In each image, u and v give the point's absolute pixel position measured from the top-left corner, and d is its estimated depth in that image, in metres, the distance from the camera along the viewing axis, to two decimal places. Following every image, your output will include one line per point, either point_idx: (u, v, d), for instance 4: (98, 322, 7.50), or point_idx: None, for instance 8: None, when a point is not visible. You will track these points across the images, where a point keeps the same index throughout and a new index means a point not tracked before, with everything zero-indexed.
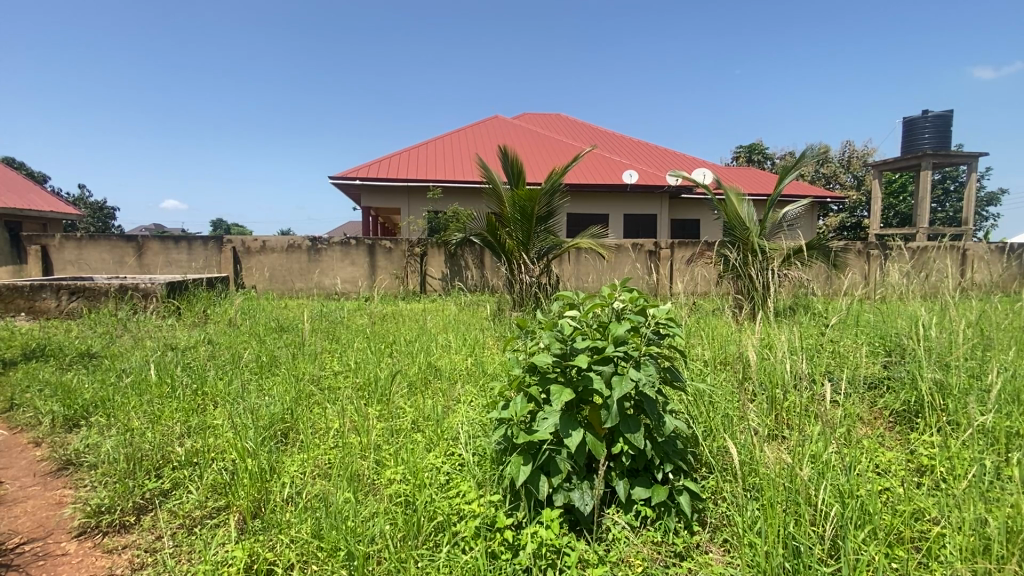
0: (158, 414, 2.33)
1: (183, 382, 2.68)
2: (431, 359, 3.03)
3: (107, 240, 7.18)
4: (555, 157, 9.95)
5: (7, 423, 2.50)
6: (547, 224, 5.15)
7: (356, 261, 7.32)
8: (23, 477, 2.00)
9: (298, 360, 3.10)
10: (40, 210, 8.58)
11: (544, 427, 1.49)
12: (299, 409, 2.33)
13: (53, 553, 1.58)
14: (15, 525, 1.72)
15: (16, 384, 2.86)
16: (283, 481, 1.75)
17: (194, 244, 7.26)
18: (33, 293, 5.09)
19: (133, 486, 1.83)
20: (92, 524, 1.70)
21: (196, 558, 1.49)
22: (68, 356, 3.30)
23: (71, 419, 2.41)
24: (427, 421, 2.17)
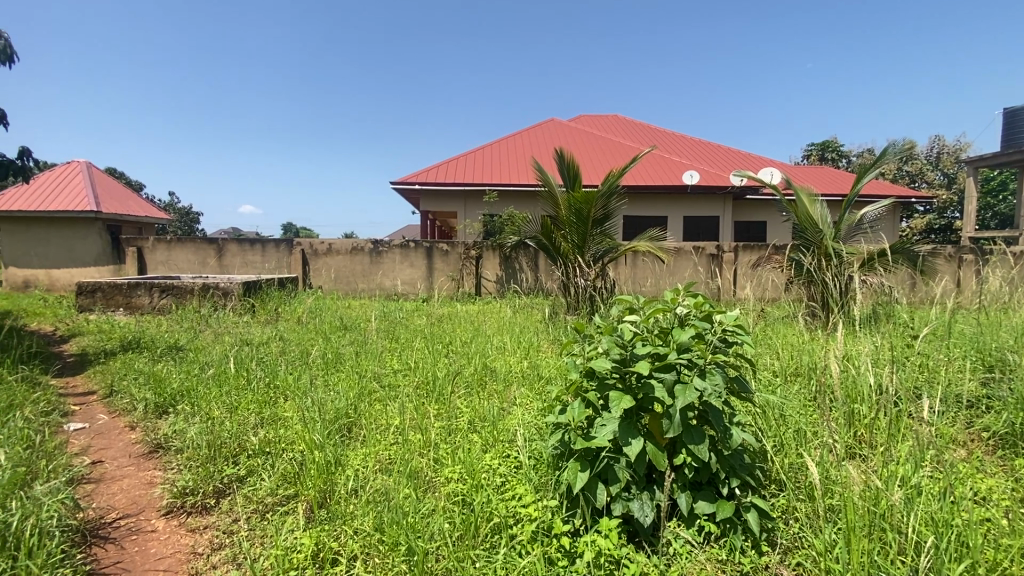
0: (237, 404, 2.50)
1: (257, 375, 2.85)
2: (487, 362, 3.05)
3: (192, 242, 7.81)
4: (612, 158, 9.80)
5: (108, 407, 2.76)
6: (603, 226, 5.08)
7: (414, 263, 7.53)
8: (121, 457, 2.21)
9: (361, 358, 3.23)
10: (137, 215, 9.45)
11: (602, 434, 1.47)
12: (362, 405, 2.43)
13: (144, 530, 1.72)
14: (114, 501, 1.89)
15: (117, 372, 3.16)
16: (346, 474, 1.81)
17: (267, 246, 7.74)
18: (130, 291, 5.61)
19: (214, 471, 1.97)
20: (178, 504, 1.85)
21: (268, 543, 1.57)
22: (159, 348, 3.60)
23: (160, 406, 2.62)
24: (483, 422, 2.17)
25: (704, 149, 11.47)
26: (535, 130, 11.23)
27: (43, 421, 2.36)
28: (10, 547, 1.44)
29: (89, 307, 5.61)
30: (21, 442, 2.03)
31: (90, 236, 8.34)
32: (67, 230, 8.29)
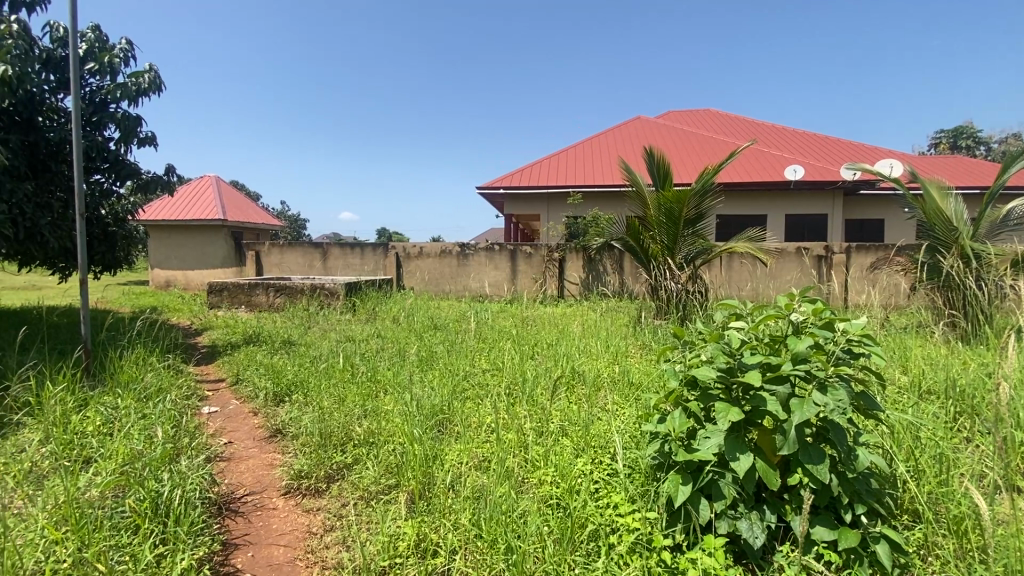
0: (343, 396, 2.69)
1: (360, 370, 3.05)
2: (575, 364, 3.02)
3: (301, 246, 8.56)
4: (704, 156, 9.33)
5: (236, 394, 3.10)
6: (696, 227, 4.85)
7: (499, 266, 7.68)
8: (247, 439, 2.46)
9: (452, 357, 3.34)
10: (256, 222, 10.54)
11: (706, 447, 1.39)
12: (456, 402, 2.50)
13: (266, 506, 1.91)
14: (243, 478, 2.12)
15: (242, 363, 3.54)
16: (443, 469, 1.88)
17: (365, 249, 8.28)
18: (250, 290, 6.26)
19: (325, 458, 2.14)
20: (295, 485, 2.02)
21: (373, 529, 1.67)
22: (276, 342, 3.99)
23: (278, 395, 2.89)
24: (575, 426, 2.15)
25: (808, 142, 10.55)
26: (621, 129, 10.99)
27: (186, 403, 2.70)
28: (164, 512, 1.66)
29: (217, 304, 6.35)
30: (170, 421, 2.34)
31: (217, 242, 9.43)
32: (199, 237, 9.43)
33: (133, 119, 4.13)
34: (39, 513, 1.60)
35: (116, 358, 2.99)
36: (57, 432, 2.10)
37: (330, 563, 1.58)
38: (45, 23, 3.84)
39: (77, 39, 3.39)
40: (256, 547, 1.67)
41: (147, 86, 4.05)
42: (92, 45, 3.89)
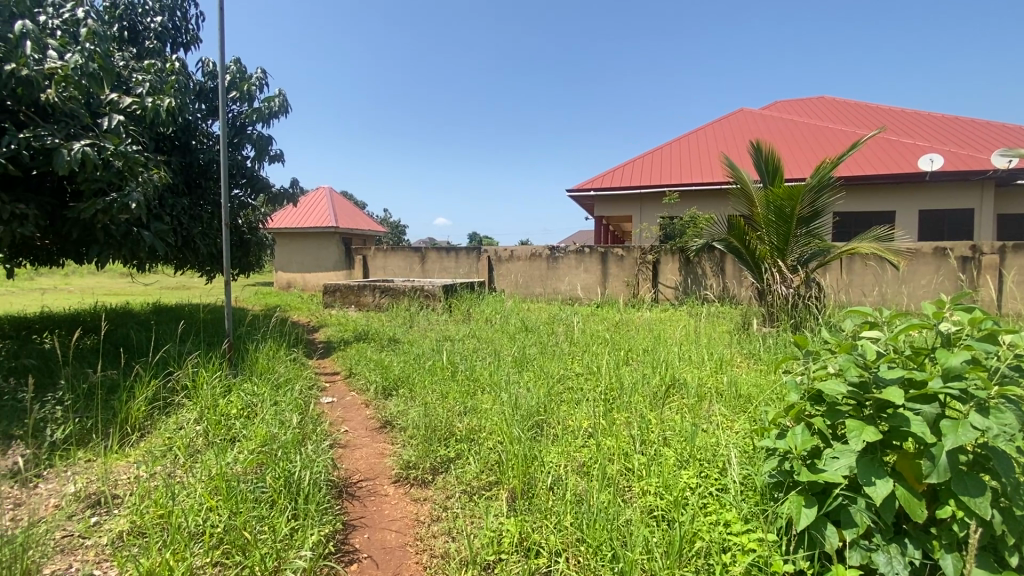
0: (445, 393, 2.82)
1: (460, 369, 3.17)
2: (674, 371, 2.90)
3: (402, 250, 9.12)
4: (818, 148, 8.52)
5: (349, 386, 3.38)
6: (810, 226, 4.44)
7: (590, 269, 7.58)
8: (361, 428, 2.67)
9: (546, 358, 3.36)
10: (362, 228, 11.39)
11: (834, 468, 1.27)
12: (553, 404, 2.51)
13: (379, 493, 2.06)
14: (358, 464, 2.30)
15: (354, 357, 3.85)
16: (542, 470, 1.90)
17: (460, 253, 8.61)
18: (359, 291, 6.78)
19: (430, 451, 2.25)
20: (404, 475, 2.16)
21: (477, 523, 1.73)
22: (382, 340, 4.29)
23: (386, 389, 3.10)
24: (678, 435, 2.06)
25: (949, 127, 9.23)
26: (722, 123, 10.38)
27: (310, 393, 2.99)
28: (294, 490, 1.85)
29: (331, 304, 6.96)
30: (297, 408, 2.60)
31: (330, 247, 10.32)
32: (314, 242, 10.39)
33: (265, 139, 4.66)
34: (198, 482, 1.86)
35: (252, 351, 3.39)
36: (209, 413, 2.44)
37: (437, 552, 1.66)
38: (198, 60, 4.46)
39: (223, 71, 3.91)
40: (371, 530, 1.80)
41: (277, 108, 4.55)
42: (234, 75, 4.45)
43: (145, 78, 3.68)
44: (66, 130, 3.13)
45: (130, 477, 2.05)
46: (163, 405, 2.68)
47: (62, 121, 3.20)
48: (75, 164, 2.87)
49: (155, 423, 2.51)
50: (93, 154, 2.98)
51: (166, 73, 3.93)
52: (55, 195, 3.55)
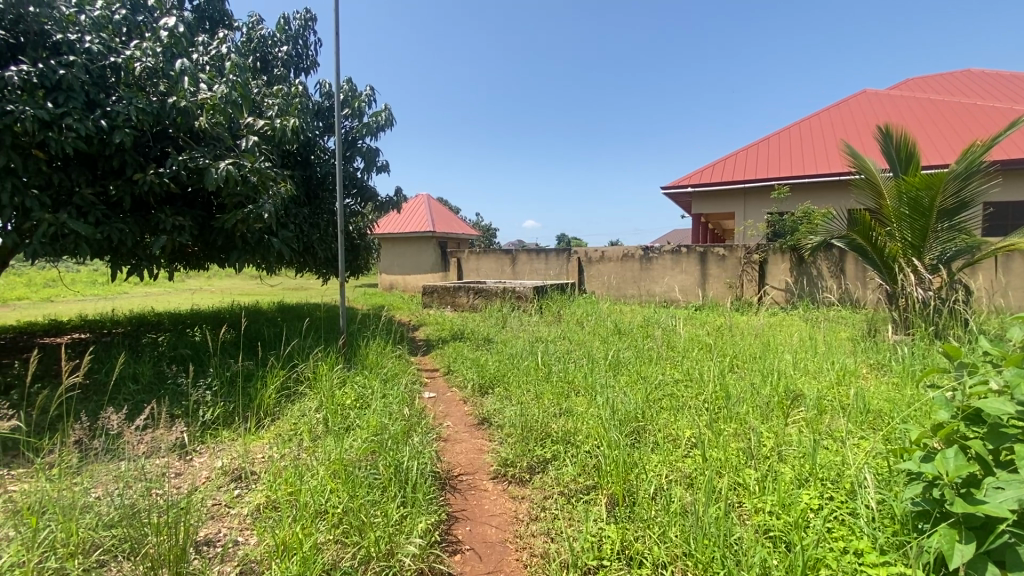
0: (541, 393, 2.84)
1: (555, 370, 3.18)
2: (787, 381, 2.67)
3: (494, 253, 9.37)
4: (963, 129, 7.38)
5: (448, 383, 3.53)
6: (954, 219, 3.87)
7: (687, 269, 7.23)
8: (460, 424, 2.78)
9: (643, 363, 3.26)
10: (456, 232, 11.84)
11: (997, 501, 1.09)
12: (653, 411, 2.43)
13: (479, 488, 2.12)
14: (458, 458, 2.39)
15: (451, 355, 4.01)
16: (643, 477, 1.84)
17: (550, 255, 8.64)
18: (454, 292, 7.06)
19: (528, 450, 2.28)
20: (502, 472, 2.21)
21: (576, 526, 1.73)
22: (477, 339, 4.42)
23: (483, 387, 3.20)
24: (795, 452, 1.89)
25: None
26: (840, 107, 9.38)
27: (413, 387, 3.17)
28: (403, 478, 1.98)
29: (429, 304, 7.32)
30: (402, 401, 2.76)
31: (427, 250, 10.87)
32: (414, 246, 11.00)
33: (373, 151, 5.03)
34: (320, 465, 2.05)
35: (361, 348, 3.66)
36: (327, 403, 2.68)
37: (537, 551, 1.68)
38: (317, 82, 4.93)
39: (338, 91, 4.28)
40: (472, 523, 1.87)
41: (383, 122, 4.88)
42: (347, 94, 4.86)
43: (274, 102, 4.14)
44: (214, 152, 3.61)
45: (265, 456, 2.31)
46: (288, 393, 2.99)
47: (210, 144, 3.69)
48: (221, 180, 3.31)
49: (282, 409, 2.81)
50: (235, 171, 3.41)
51: (290, 96, 4.39)
52: (205, 209, 4.11)
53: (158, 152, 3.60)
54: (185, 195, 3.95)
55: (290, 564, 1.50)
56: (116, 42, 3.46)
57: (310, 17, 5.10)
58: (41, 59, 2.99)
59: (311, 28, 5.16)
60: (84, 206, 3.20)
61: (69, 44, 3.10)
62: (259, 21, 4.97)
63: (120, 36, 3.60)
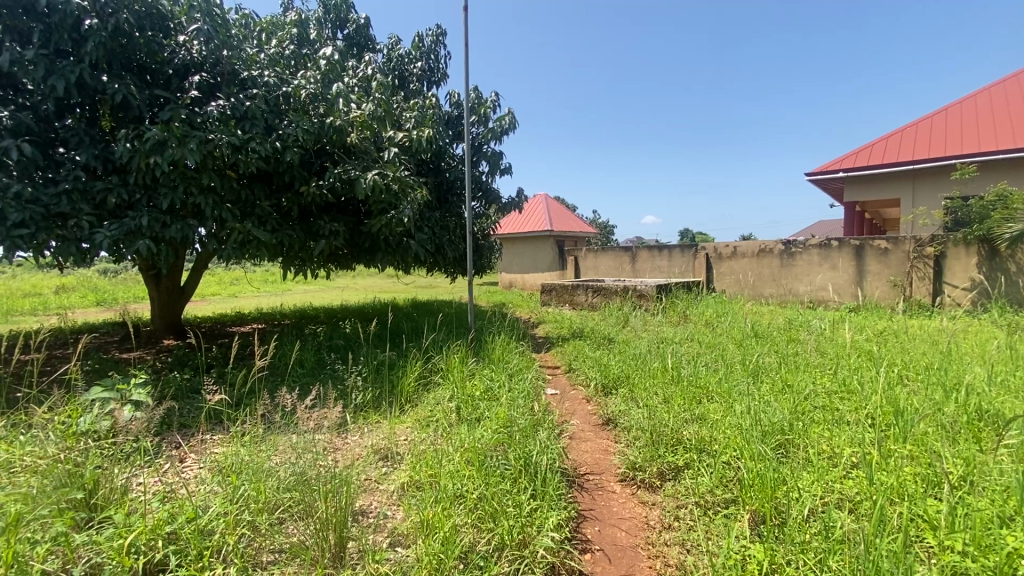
0: (671, 396, 2.72)
1: (683, 373, 3.00)
2: (978, 398, 2.23)
3: (613, 250, 9.18)
4: None
5: (571, 380, 3.55)
6: None
7: (837, 266, 6.40)
8: (585, 422, 2.78)
9: (786, 369, 2.96)
10: (574, 229, 11.81)
11: None
12: (803, 423, 2.18)
13: (607, 488, 2.10)
14: (585, 457, 2.39)
15: (572, 353, 4.02)
16: (793, 495, 1.67)
17: (675, 251, 8.23)
18: (573, 290, 7.05)
19: (658, 455, 2.20)
20: (631, 475, 2.16)
21: (716, 540, 1.63)
22: (598, 338, 4.37)
23: (606, 387, 3.15)
24: (995, 485, 1.57)
25: None
26: None
27: (537, 382, 3.24)
28: (533, 472, 2.03)
29: (549, 302, 7.41)
30: (528, 396, 2.83)
31: (545, 249, 11.00)
32: (533, 245, 11.21)
33: (498, 154, 5.22)
34: (456, 452, 2.19)
35: (487, 342, 3.82)
36: (460, 394, 2.85)
37: (671, 562, 1.62)
38: (447, 93, 5.25)
39: (467, 99, 4.52)
40: (601, 523, 1.86)
41: (507, 125, 5.05)
42: (474, 102, 5.11)
43: (411, 114, 4.50)
44: (362, 164, 4.04)
45: (407, 439, 2.53)
46: (424, 383, 3.23)
47: (359, 157, 4.14)
48: (369, 189, 3.69)
49: (420, 396, 3.05)
50: (380, 181, 3.78)
51: (425, 108, 4.74)
52: (355, 216, 4.61)
53: (318, 166, 4.13)
54: (338, 203, 4.47)
55: (433, 541, 1.63)
56: (286, 74, 4.02)
57: (441, 32, 5.46)
58: (234, 94, 3.59)
59: (441, 42, 5.51)
60: (264, 216, 3.78)
61: (252, 79, 3.70)
62: (397, 41, 5.43)
63: (289, 68, 4.18)
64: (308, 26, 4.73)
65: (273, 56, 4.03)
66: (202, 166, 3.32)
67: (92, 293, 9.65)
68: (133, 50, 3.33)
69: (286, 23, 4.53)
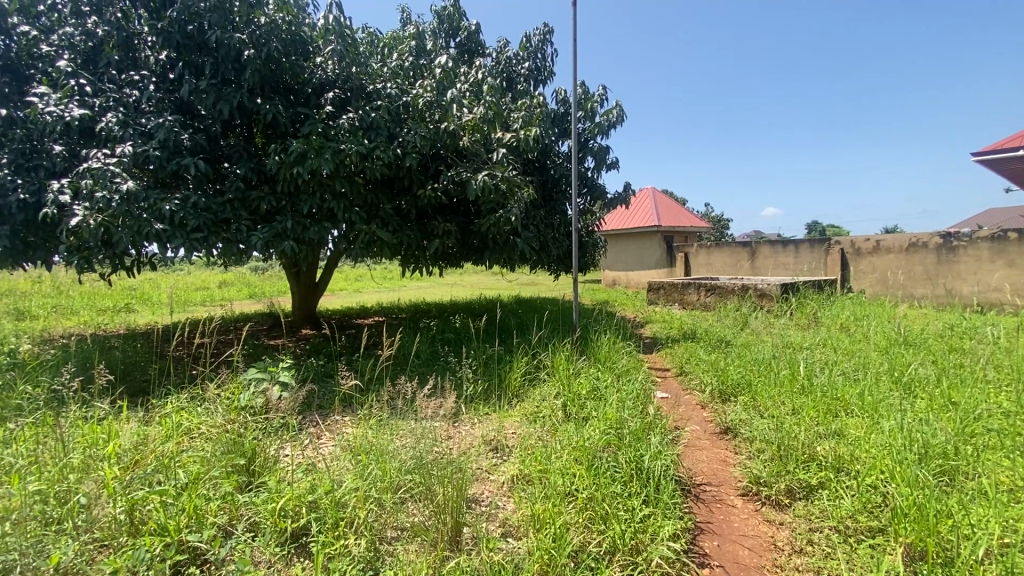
0: (800, 407, 2.47)
1: (814, 383, 2.70)
2: None
3: (729, 246, 8.56)
4: None
5: (683, 384, 3.38)
6: None
7: (1016, 262, 5.36)
8: (701, 430, 2.63)
9: (948, 384, 2.54)
10: (684, 224, 11.19)
11: None
12: (973, 449, 1.86)
13: (726, 501, 1.97)
14: (701, 465, 2.26)
15: (684, 355, 3.82)
16: (962, 532, 1.44)
17: (802, 247, 7.50)
18: (684, 289, 6.70)
19: (787, 471, 2.02)
20: (754, 490, 2.01)
21: (860, 573, 1.46)
22: (713, 340, 4.11)
23: (723, 393, 2.96)
24: None
25: None
26: None
27: (648, 384, 3.13)
28: (646, 476, 1.97)
29: (657, 301, 7.14)
30: (638, 398, 2.75)
31: (652, 246, 10.59)
32: (639, 242, 10.85)
33: (605, 149, 5.12)
34: (564, 450, 2.19)
35: (594, 340, 3.79)
36: (567, 392, 2.85)
37: None
38: (554, 90, 5.26)
39: (574, 94, 4.49)
40: (721, 538, 1.75)
41: (615, 119, 4.93)
42: (581, 97, 5.06)
43: (519, 114, 4.57)
44: (473, 166, 4.20)
45: (516, 433, 2.59)
46: (531, 378, 3.28)
47: (471, 159, 4.31)
48: (479, 190, 3.83)
49: (526, 391, 3.11)
50: (489, 181, 3.90)
51: (532, 107, 4.80)
52: (466, 216, 4.82)
53: (433, 170, 4.37)
54: (451, 204, 4.70)
55: (544, 536, 1.65)
56: (405, 85, 4.32)
57: (548, 30, 5.48)
58: (361, 107, 3.93)
59: (548, 39, 5.53)
60: (386, 218, 4.09)
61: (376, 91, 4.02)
62: (506, 43, 5.56)
63: (409, 79, 4.47)
64: (424, 37, 5.00)
65: (394, 69, 4.34)
66: (336, 174, 3.68)
67: (246, 288, 11.17)
68: (281, 73, 3.78)
69: (405, 37, 4.86)
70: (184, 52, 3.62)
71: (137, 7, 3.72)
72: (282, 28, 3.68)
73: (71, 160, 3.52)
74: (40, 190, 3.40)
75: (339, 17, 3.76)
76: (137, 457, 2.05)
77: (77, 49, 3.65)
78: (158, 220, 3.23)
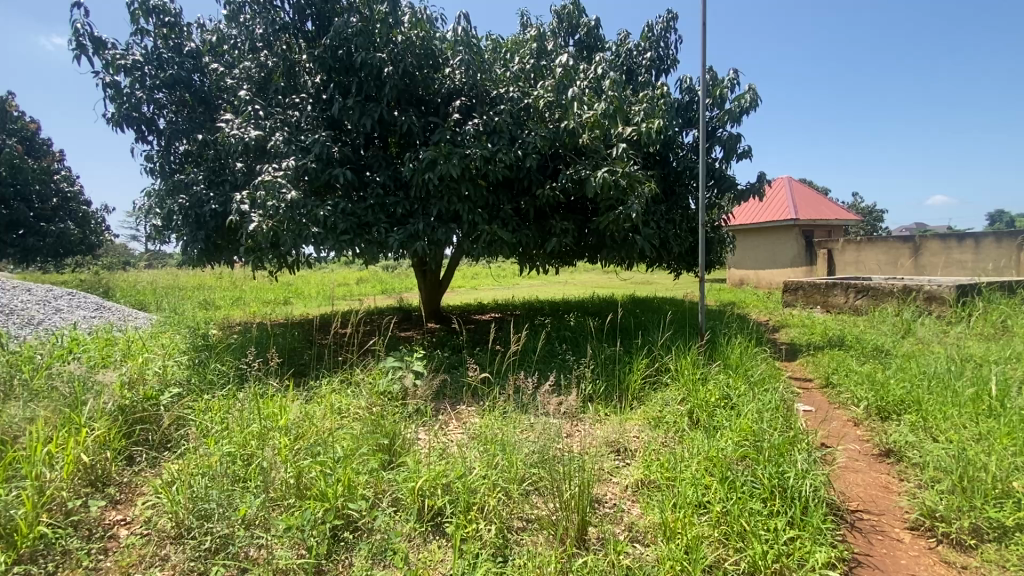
0: (989, 432, 2.09)
1: (1009, 406, 2.26)
2: None
3: (884, 241, 7.48)
4: None
5: (829, 397, 3.04)
6: None
7: None
8: (855, 449, 2.34)
9: None
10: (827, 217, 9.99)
11: None
12: None
13: (889, 534, 1.73)
14: (856, 489, 2.02)
15: (831, 365, 3.43)
16: None
17: (984, 241, 6.38)
18: (828, 290, 6.00)
19: (972, 507, 1.73)
20: (925, 525, 1.75)
21: None
22: (866, 349, 3.63)
23: (883, 411, 2.60)
24: None
25: None
26: None
27: (789, 395, 2.87)
28: (790, 495, 1.81)
29: (793, 303, 6.48)
30: (777, 410, 2.52)
31: (788, 241, 9.64)
32: (772, 237, 9.92)
33: (735, 138, 4.76)
34: (693, 458, 2.09)
35: (723, 344, 3.55)
36: (694, 398, 2.71)
37: None
38: (678, 80, 5.01)
39: (701, 82, 4.25)
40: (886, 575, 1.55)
41: (747, 105, 4.56)
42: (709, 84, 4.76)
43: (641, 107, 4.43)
44: (593, 163, 4.17)
45: (639, 436, 2.53)
46: (653, 381, 3.18)
47: (590, 156, 4.28)
48: (599, 188, 3.80)
49: (648, 394, 3.02)
50: (609, 178, 3.84)
51: (655, 99, 4.62)
52: (584, 214, 4.79)
53: (553, 169, 4.42)
54: (569, 203, 4.71)
55: (676, 546, 1.61)
56: (527, 87, 4.41)
57: (672, 17, 5.23)
58: (486, 112, 4.10)
59: (672, 26, 5.27)
60: (507, 218, 4.22)
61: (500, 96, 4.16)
62: (627, 36, 5.41)
63: (530, 81, 4.57)
64: (545, 38, 5.05)
65: (516, 73, 4.46)
66: (462, 177, 3.89)
67: (380, 284, 12.31)
68: (414, 85, 4.07)
69: (527, 40, 4.95)
70: (334, 74, 4.07)
71: (297, 38, 4.26)
72: (417, 44, 3.97)
73: (248, 175, 4.15)
74: (227, 201, 4.07)
75: (466, 27, 3.96)
76: (301, 430, 2.36)
77: (253, 80, 4.29)
78: (315, 224, 3.68)
